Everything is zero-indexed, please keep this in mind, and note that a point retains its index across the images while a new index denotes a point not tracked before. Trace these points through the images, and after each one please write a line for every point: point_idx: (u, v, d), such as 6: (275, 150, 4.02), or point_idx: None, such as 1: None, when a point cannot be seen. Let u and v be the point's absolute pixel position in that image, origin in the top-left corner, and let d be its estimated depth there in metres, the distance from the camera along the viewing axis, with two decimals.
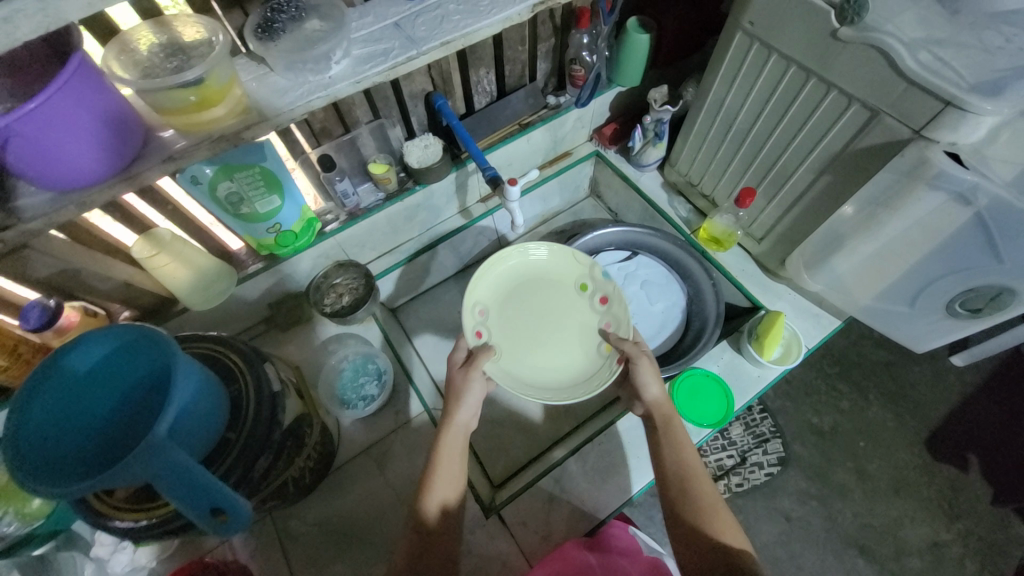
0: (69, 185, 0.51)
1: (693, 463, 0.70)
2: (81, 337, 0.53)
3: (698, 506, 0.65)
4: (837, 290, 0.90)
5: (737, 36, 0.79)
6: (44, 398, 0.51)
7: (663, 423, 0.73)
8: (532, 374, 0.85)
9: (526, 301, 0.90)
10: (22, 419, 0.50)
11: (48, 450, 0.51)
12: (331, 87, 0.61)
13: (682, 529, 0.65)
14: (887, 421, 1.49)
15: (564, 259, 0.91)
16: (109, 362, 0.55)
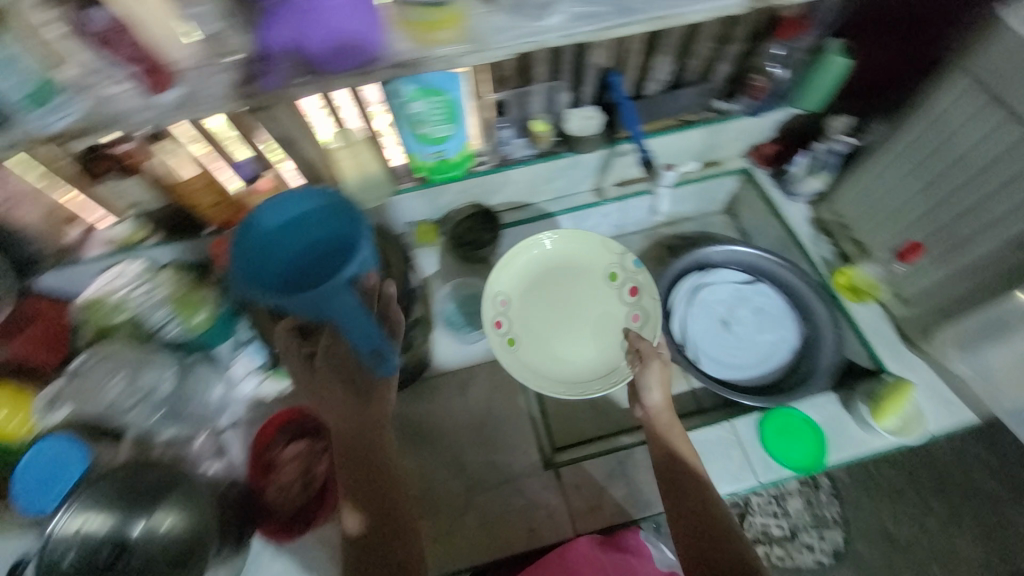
0: (331, 64, 0.62)
1: (690, 466, 0.73)
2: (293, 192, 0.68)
3: (701, 514, 0.68)
4: (982, 378, 0.84)
5: (960, 79, 0.72)
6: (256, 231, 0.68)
7: (664, 433, 0.75)
8: (552, 363, 0.92)
9: (557, 286, 0.97)
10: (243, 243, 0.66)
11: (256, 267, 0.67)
12: (542, 35, 0.66)
13: (690, 539, 0.67)
14: (980, 559, 1.30)
15: (591, 249, 0.97)
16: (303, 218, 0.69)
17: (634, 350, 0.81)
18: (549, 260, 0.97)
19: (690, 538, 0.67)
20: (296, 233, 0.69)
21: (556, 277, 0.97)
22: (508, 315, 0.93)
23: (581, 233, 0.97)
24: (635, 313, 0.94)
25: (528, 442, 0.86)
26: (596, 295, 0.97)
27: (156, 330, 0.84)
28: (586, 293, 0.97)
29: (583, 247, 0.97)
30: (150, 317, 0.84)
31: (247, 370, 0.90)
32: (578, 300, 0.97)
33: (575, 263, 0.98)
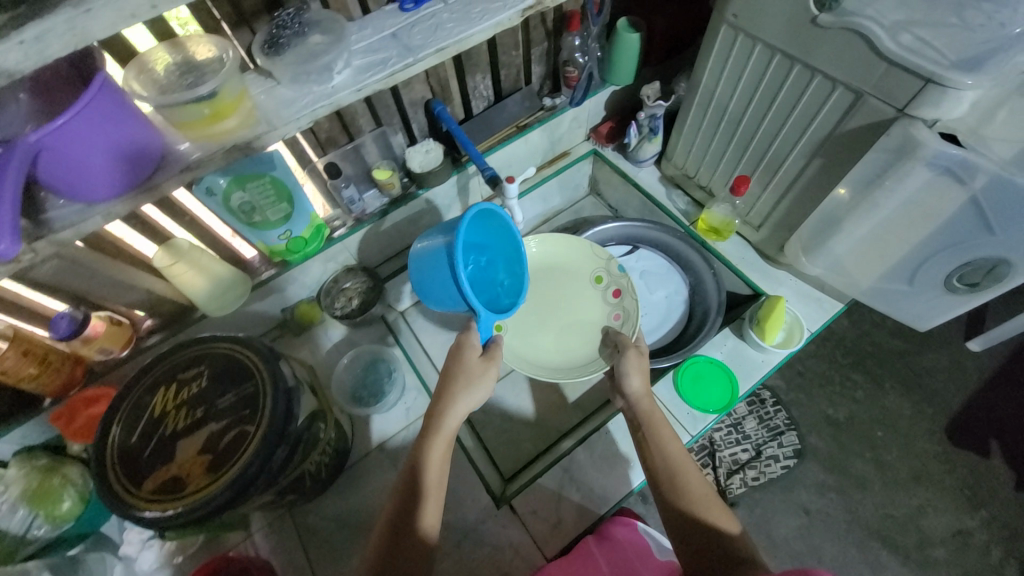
0: (100, 195, 0.55)
1: (678, 457, 0.69)
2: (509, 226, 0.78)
3: (694, 505, 0.64)
4: (836, 273, 0.91)
5: (722, 30, 0.81)
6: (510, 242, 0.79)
7: (646, 420, 0.74)
8: (539, 349, 0.99)
9: (550, 277, 1.04)
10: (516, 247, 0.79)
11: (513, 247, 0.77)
12: (334, 95, 0.64)
13: (684, 530, 0.63)
14: (904, 409, 1.47)
15: (576, 250, 1.03)
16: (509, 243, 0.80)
17: (612, 345, 0.87)
18: (538, 259, 1.04)
19: (688, 532, 0.63)
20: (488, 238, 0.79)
21: (544, 276, 1.04)
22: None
23: (569, 238, 1.03)
24: (615, 312, 0.99)
25: (475, 485, 0.83)
26: (583, 295, 1.02)
27: (18, 539, 0.70)
28: (569, 294, 1.03)
29: (571, 252, 1.03)
30: (5, 525, 0.70)
31: (141, 537, 0.80)
32: (571, 296, 1.03)
33: (562, 265, 1.04)
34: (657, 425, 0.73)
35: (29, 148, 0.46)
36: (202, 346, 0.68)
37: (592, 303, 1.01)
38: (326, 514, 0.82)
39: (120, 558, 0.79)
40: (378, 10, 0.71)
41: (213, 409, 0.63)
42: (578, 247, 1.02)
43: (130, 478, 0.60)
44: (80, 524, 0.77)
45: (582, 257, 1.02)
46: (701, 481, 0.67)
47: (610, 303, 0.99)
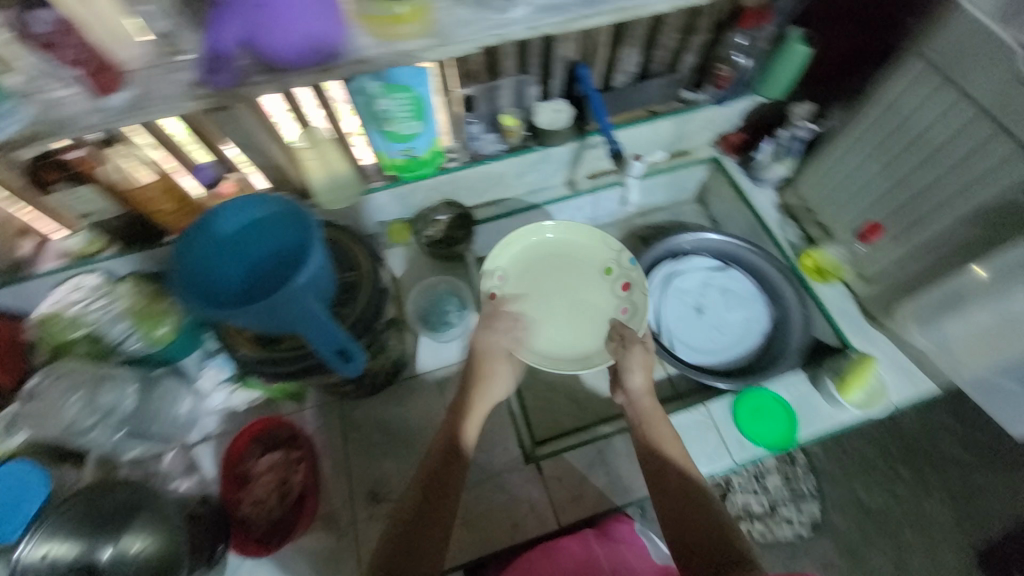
0: (286, 59, 0.59)
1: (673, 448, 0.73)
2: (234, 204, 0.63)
3: (692, 505, 0.66)
4: (943, 353, 0.85)
5: (913, 64, 0.75)
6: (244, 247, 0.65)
7: (645, 417, 0.77)
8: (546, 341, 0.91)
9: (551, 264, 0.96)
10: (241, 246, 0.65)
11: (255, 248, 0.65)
12: (506, 28, 0.65)
13: (684, 530, 0.65)
14: (945, 520, 1.36)
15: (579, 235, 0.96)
16: (255, 226, 0.65)
17: (617, 337, 0.84)
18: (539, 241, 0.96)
19: (686, 529, 0.65)
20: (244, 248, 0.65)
21: (551, 264, 0.96)
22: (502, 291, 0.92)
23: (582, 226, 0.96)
24: (624, 307, 0.93)
25: (508, 437, 0.86)
26: (591, 285, 0.95)
27: (117, 345, 0.81)
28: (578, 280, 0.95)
29: (584, 238, 0.97)
30: (109, 331, 0.80)
31: (217, 380, 0.87)
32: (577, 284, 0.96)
33: (571, 252, 0.97)
34: (660, 425, 0.75)
35: None
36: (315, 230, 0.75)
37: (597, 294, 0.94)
38: (369, 415, 0.88)
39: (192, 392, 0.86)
40: None
41: None
42: (587, 233, 0.96)
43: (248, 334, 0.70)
44: (170, 350, 0.84)
45: (596, 241, 0.96)
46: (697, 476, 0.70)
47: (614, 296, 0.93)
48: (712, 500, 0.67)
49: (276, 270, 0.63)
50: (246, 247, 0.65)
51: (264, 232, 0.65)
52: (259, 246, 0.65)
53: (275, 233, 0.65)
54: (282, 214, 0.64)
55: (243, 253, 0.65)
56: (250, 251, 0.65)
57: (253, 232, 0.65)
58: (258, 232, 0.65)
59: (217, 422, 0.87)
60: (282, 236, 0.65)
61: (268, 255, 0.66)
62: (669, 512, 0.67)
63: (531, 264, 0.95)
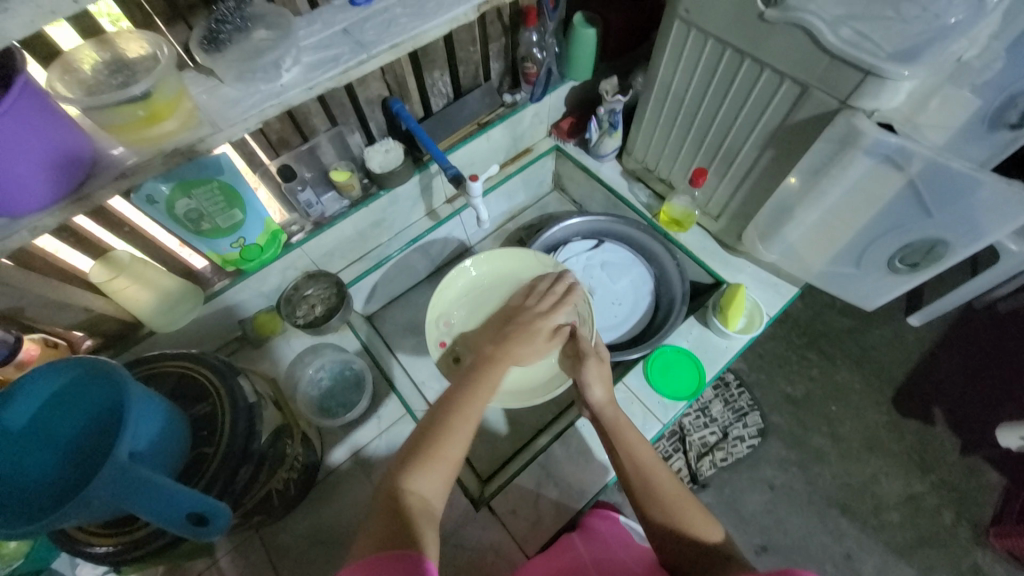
0: (23, 207, 0.50)
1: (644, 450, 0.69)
2: (20, 382, 0.51)
3: (668, 510, 0.64)
4: (791, 260, 0.95)
5: (675, 25, 0.82)
6: (43, 431, 0.53)
7: (613, 427, 0.72)
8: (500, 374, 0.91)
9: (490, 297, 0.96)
10: (44, 428, 0.53)
11: (61, 427, 0.54)
12: (283, 95, 0.61)
13: (662, 529, 0.65)
14: (855, 383, 1.54)
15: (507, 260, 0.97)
16: (58, 400, 0.54)
17: (572, 351, 0.80)
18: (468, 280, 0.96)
19: (663, 532, 0.64)
20: (45, 433, 0.53)
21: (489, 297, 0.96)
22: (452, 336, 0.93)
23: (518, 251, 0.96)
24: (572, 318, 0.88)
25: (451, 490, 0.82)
26: None
27: None
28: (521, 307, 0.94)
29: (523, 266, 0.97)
30: None
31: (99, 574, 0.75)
32: None
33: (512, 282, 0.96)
34: (628, 430, 0.71)
35: None
36: (151, 366, 0.65)
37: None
38: (297, 532, 0.79)
39: None
40: (327, 4, 0.68)
41: None
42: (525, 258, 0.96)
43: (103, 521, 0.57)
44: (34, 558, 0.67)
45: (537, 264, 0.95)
46: (670, 477, 0.66)
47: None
48: (688, 502, 0.65)
49: (99, 444, 0.54)
50: (47, 437, 0.53)
51: (67, 410, 0.54)
52: (66, 429, 0.54)
53: (84, 405, 0.55)
54: (89, 381, 0.54)
55: (44, 444, 0.53)
56: (54, 438, 0.54)
57: (52, 408, 0.54)
58: (59, 409, 0.54)
59: None
60: (100, 397, 0.55)
61: (82, 426, 0.55)
62: (648, 516, 0.66)
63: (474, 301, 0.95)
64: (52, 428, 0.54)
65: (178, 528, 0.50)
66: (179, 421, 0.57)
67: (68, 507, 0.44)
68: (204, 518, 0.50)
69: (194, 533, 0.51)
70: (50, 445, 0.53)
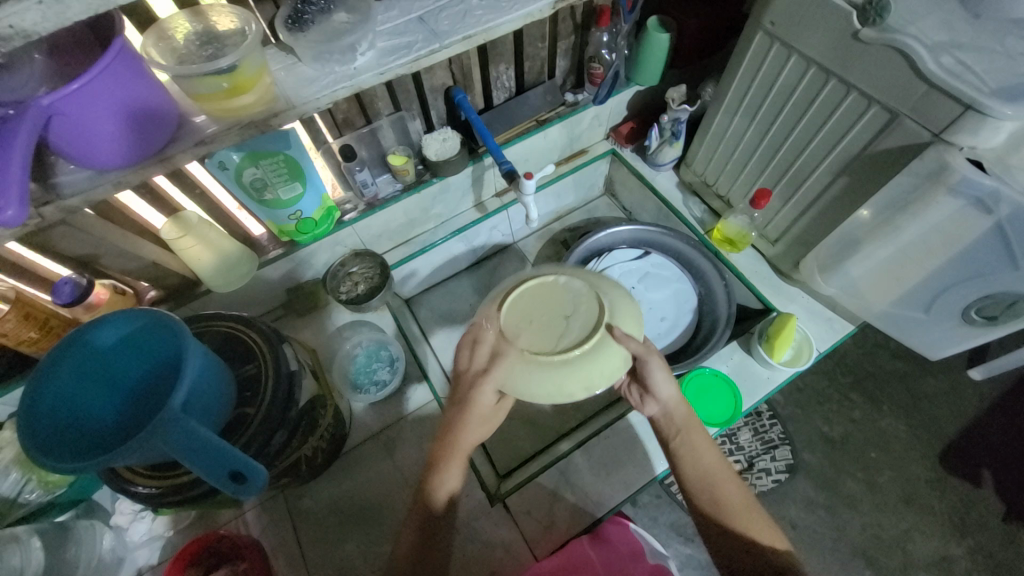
0: (110, 163, 0.54)
1: (717, 467, 0.71)
2: (101, 317, 0.55)
3: (727, 506, 0.68)
4: (851, 295, 0.89)
5: (758, 36, 0.78)
6: (107, 366, 0.57)
7: (683, 426, 0.73)
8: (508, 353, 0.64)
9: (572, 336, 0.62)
10: (112, 364, 0.57)
11: (127, 366, 0.58)
12: (355, 78, 0.63)
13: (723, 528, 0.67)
14: (900, 432, 1.44)
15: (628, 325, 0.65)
16: (131, 338, 0.58)
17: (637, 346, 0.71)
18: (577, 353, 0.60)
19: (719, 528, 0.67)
20: (108, 370, 0.57)
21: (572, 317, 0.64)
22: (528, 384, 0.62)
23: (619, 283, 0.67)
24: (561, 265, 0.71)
25: (470, 481, 0.83)
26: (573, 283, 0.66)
27: (9, 501, 0.73)
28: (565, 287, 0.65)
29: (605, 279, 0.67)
30: None
31: (134, 509, 0.80)
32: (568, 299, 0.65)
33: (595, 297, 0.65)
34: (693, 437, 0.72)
35: (42, 112, 0.45)
36: (203, 324, 0.68)
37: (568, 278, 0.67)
38: (320, 498, 0.82)
39: (111, 527, 0.80)
40: None
41: None
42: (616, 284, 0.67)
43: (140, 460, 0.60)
44: (73, 490, 0.79)
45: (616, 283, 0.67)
46: (742, 492, 0.69)
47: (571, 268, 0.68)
48: (749, 511, 0.68)
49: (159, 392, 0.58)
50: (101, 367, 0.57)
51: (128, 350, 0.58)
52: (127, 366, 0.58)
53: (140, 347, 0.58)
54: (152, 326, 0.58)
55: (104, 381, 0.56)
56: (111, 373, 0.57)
57: (124, 345, 0.58)
58: (125, 349, 0.58)
59: (153, 551, 0.80)
60: (161, 344, 0.59)
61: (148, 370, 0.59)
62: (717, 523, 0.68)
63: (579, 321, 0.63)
64: (119, 365, 0.58)
65: (219, 486, 0.53)
66: (228, 375, 0.60)
67: (122, 450, 0.47)
68: (241, 477, 0.53)
69: (231, 492, 0.53)
70: (114, 382, 0.58)
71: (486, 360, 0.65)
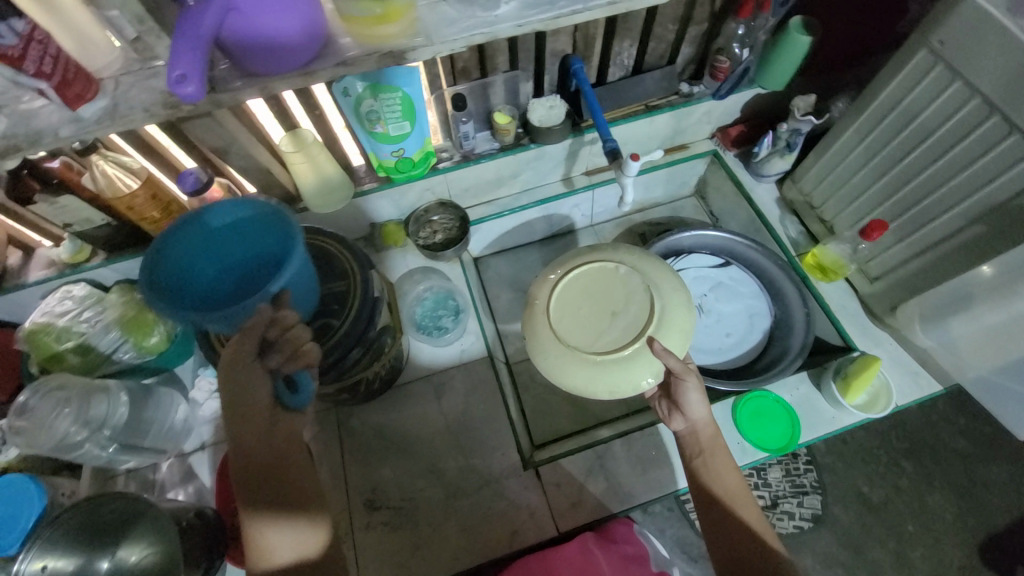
0: (262, 67, 0.57)
1: (739, 490, 0.70)
2: (228, 199, 0.63)
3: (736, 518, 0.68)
4: (948, 352, 0.83)
5: (918, 54, 0.71)
6: (220, 237, 0.65)
7: (708, 446, 0.72)
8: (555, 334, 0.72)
9: (614, 334, 0.69)
10: (222, 236, 0.65)
11: (236, 246, 0.66)
12: (494, 26, 0.63)
13: (729, 539, 0.67)
14: (948, 513, 1.33)
15: (671, 339, 0.69)
16: (248, 223, 0.65)
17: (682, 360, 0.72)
18: (614, 354, 0.68)
19: (726, 542, 0.67)
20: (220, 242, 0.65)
21: (623, 316, 0.70)
22: (568, 367, 0.70)
23: (678, 285, 0.73)
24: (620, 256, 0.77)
25: (506, 442, 0.86)
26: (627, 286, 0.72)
27: (105, 355, 0.83)
28: (619, 288, 0.72)
29: (669, 289, 0.72)
30: (99, 342, 0.82)
31: (210, 388, 0.89)
32: (619, 300, 0.72)
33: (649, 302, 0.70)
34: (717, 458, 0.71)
35: (222, 5, 0.49)
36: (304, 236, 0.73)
37: (625, 279, 0.73)
38: (365, 421, 0.87)
39: (187, 400, 0.88)
40: None
41: None
42: (677, 294, 0.72)
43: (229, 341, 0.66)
44: (159, 360, 0.87)
45: (676, 289, 0.72)
46: (760, 516, 0.68)
47: (633, 264, 0.74)
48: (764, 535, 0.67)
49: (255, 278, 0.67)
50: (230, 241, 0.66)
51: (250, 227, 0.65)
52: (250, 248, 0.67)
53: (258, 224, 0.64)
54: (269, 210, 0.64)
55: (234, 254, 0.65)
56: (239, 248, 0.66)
57: (240, 227, 0.65)
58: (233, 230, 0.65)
59: (213, 430, 0.88)
60: (268, 239, 0.66)
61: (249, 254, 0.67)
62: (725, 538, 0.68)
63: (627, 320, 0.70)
64: (230, 242, 0.66)
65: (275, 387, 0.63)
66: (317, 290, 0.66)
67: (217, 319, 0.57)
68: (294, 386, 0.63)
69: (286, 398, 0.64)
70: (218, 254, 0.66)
71: (534, 343, 0.73)
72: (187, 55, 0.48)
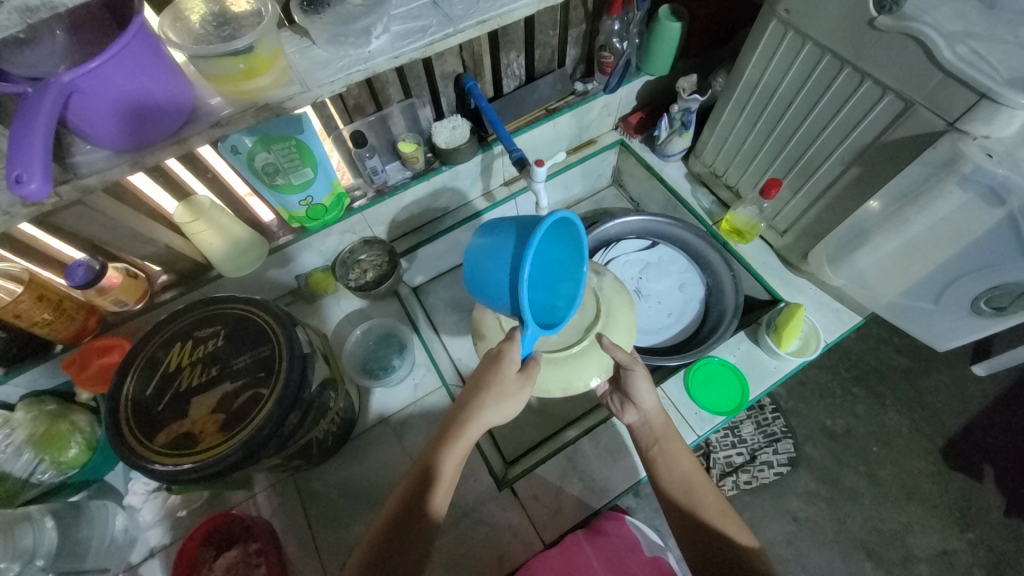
0: (126, 144, 0.54)
1: (694, 473, 0.71)
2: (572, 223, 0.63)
3: (690, 496, 0.68)
4: (860, 287, 0.90)
5: (772, 24, 0.78)
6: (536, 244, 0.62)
7: (662, 433, 0.74)
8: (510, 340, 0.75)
9: (564, 333, 0.74)
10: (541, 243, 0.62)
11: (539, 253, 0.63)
12: (370, 61, 0.63)
13: (686, 523, 0.67)
14: (903, 427, 1.44)
15: (616, 334, 0.74)
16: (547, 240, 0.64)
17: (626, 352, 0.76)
18: (564, 352, 0.73)
19: (685, 525, 0.67)
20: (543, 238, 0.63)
21: (573, 316, 0.75)
22: None
23: (617, 286, 0.79)
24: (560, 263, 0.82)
25: (478, 466, 0.84)
26: None
27: (23, 480, 0.73)
28: None
29: (611, 289, 0.78)
30: (13, 466, 0.73)
31: (147, 489, 0.82)
32: None
33: (594, 302, 0.76)
34: (671, 444, 0.73)
35: (62, 89, 0.45)
36: (218, 306, 0.69)
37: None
38: (328, 482, 0.83)
39: (123, 508, 0.82)
40: None
41: (229, 368, 0.64)
42: (617, 293, 0.78)
43: (144, 434, 0.61)
44: (85, 472, 0.80)
45: (617, 289, 0.79)
46: (716, 498, 0.69)
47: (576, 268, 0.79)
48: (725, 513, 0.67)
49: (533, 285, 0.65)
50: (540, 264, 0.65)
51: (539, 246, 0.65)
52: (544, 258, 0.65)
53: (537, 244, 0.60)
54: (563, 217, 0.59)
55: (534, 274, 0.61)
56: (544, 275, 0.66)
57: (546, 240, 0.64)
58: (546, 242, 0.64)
59: (164, 531, 0.81)
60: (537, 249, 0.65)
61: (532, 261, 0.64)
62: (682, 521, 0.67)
63: (576, 321, 0.75)
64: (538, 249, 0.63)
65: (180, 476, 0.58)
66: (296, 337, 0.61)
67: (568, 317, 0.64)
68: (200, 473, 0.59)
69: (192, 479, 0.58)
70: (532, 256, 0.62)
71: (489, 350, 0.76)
72: (27, 149, 0.44)
